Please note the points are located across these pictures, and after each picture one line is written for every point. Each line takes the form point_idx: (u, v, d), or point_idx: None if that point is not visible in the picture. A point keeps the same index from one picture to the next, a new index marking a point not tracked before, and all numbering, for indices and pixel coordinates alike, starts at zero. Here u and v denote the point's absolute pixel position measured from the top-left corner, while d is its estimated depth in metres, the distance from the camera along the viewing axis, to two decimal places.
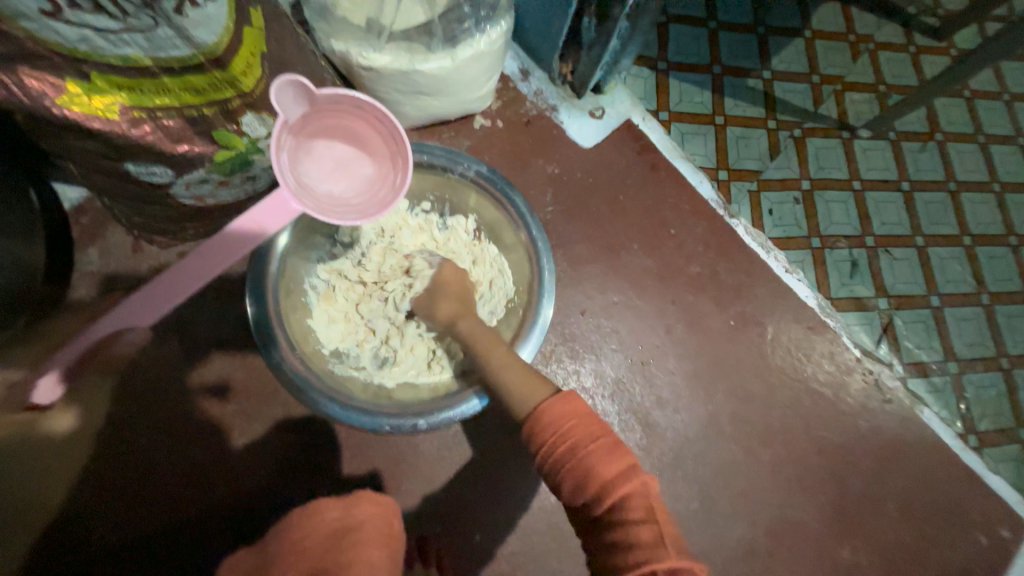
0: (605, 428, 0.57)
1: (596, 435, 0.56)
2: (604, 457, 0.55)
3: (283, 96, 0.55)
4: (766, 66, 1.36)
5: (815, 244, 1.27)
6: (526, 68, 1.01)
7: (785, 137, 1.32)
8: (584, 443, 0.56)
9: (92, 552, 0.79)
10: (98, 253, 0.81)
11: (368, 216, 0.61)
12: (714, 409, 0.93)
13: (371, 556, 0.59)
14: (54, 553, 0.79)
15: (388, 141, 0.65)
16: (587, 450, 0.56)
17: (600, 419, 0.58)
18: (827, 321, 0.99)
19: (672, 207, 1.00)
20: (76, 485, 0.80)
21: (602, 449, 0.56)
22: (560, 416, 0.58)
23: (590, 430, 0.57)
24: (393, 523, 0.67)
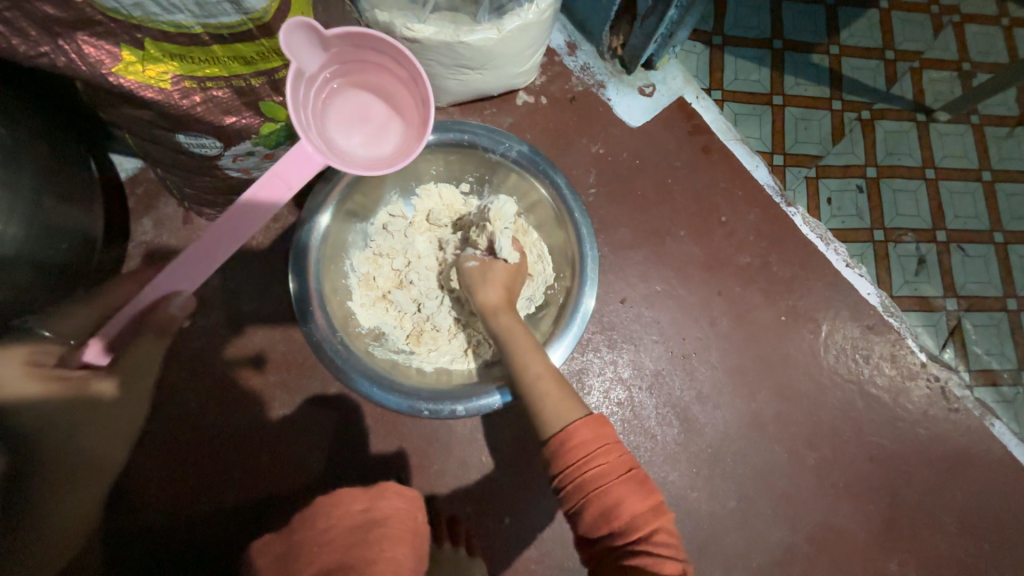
0: (634, 463, 0.57)
1: (626, 467, 0.56)
2: (633, 490, 0.55)
3: (295, 44, 0.53)
4: (835, 40, 1.24)
5: (878, 237, 1.17)
6: (573, 41, 0.96)
7: (851, 119, 1.22)
8: (613, 475, 0.55)
9: (146, 511, 0.84)
10: (151, 222, 0.83)
11: (395, 164, 0.61)
12: (757, 408, 0.88)
13: (398, 555, 0.59)
14: (112, 509, 0.83)
15: (408, 86, 0.64)
16: (617, 481, 0.55)
17: (628, 451, 0.58)
18: (890, 320, 0.92)
19: (723, 192, 0.94)
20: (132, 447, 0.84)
21: (632, 482, 0.55)
22: (596, 445, 0.56)
23: (619, 461, 0.56)
24: (417, 519, 0.66)
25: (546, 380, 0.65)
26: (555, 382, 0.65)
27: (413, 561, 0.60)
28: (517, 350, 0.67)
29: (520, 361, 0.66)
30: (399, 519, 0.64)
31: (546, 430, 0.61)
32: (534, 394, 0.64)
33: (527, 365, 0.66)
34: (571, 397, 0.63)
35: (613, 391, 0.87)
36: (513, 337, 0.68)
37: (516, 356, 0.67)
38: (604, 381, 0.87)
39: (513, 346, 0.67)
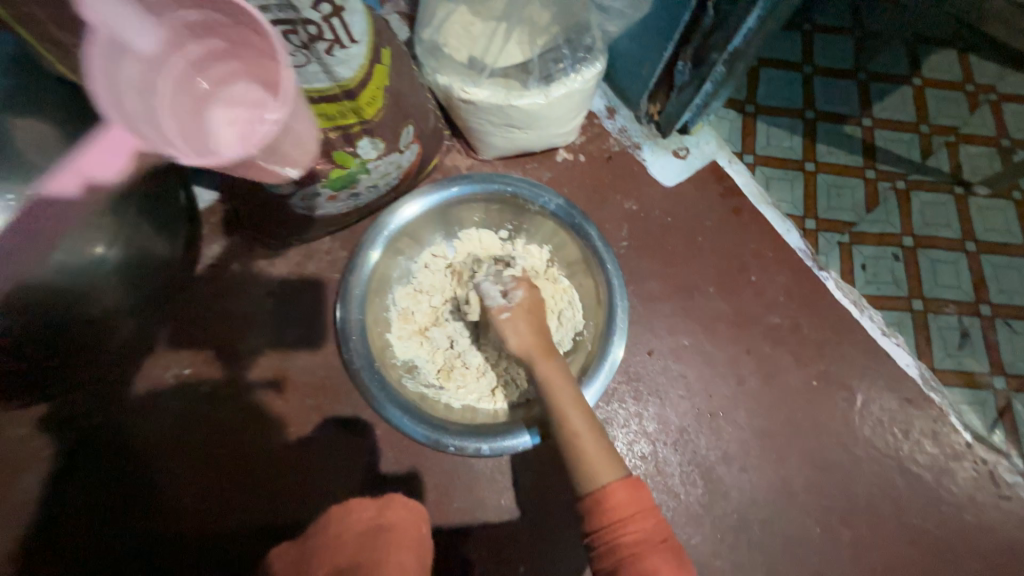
0: (668, 533, 0.57)
1: (660, 538, 0.56)
2: (667, 562, 0.55)
3: (103, 68, 0.39)
4: (867, 113, 1.28)
5: (916, 307, 1.15)
6: (612, 106, 1.04)
7: (885, 189, 1.23)
8: (645, 545, 0.56)
9: (161, 538, 0.82)
10: (219, 248, 0.91)
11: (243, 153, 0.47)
12: (787, 475, 0.85)
13: (404, 560, 0.59)
14: (137, 519, 0.83)
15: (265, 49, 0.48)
16: (650, 553, 0.55)
17: (663, 520, 0.58)
18: (930, 394, 0.89)
19: (754, 253, 0.96)
20: (162, 468, 0.84)
21: (667, 554, 0.55)
22: (632, 510, 0.58)
23: (653, 531, 0.57)
24: (423, 530, 0.66)
25: (586, 439, 0.62)
26: (596, 440, 0.63)
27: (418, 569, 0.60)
28: (559, 407, 0.64)
29: (561, 416, 0.64)
30: (403, 528, 0.63)
31: (583, 489, 0.61)
32: (575, 453, 0.62)
33: (568, 422, 0.63)
34: (611, 453, 0.63)
35: (636, 444, 0.86)
36: (555, 392, 0.65)
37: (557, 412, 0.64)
38: (628, 433, 0.86)
39: (551, 401, 0.65)
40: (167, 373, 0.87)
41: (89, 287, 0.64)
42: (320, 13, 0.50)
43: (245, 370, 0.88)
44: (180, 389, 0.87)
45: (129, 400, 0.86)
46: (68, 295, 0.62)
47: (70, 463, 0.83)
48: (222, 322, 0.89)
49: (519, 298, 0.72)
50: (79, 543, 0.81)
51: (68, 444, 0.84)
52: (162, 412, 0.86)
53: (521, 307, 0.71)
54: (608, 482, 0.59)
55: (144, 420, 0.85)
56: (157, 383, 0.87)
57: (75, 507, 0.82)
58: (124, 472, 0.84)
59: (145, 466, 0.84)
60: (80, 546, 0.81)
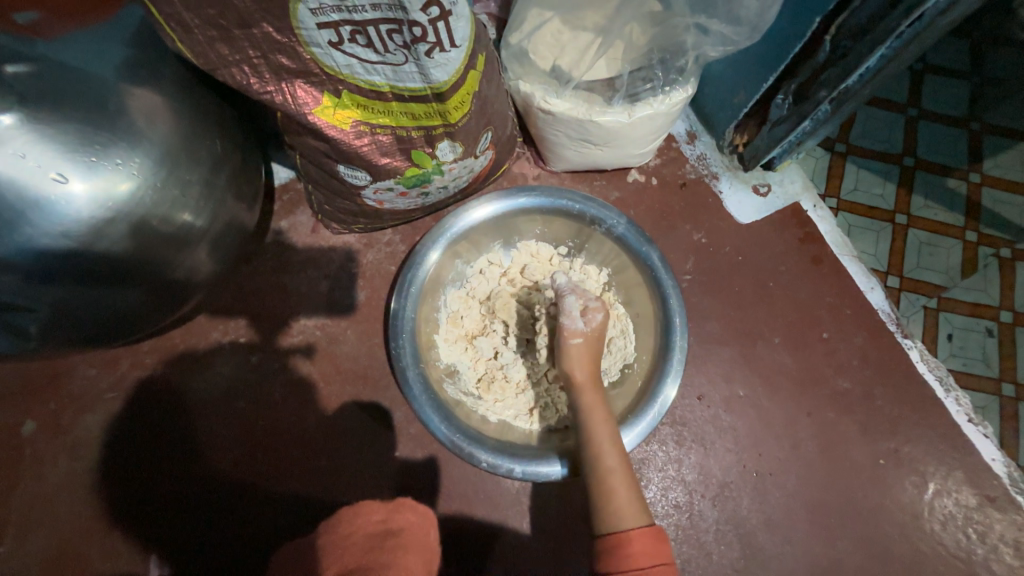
0: None
1: None
2: None
3: None
4: (978, 168, 1.16)
5: (1008, 393, 1.02)
6: (693, 131, 0.99)
7: (988, 255, 1.11)
8: None
9: (201, 493, 0.86)
10: (286, 225, 0.94)
11: None
12: (835, 556, 0.78)
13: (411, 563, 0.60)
14: (180, 469, 0.87)
15: None
16: None
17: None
18: (1017, 497, 0.79)
19: (831, 308, 0.88)
20: (209, 426, 0.88)
21: None
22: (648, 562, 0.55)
23: None
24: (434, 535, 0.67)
25: (616, 478, 0.62)
26: (626, 481, 0.61)
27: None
28: (592, 440, 0.64)
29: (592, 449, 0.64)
30: (413, 531, 0.64)
31: (602, 526, 0.59)
32: (599, 487, 0.61)
33: (601, 458, 0.63)
34: (638, 500, 0.60)
35: (672, 491, 0.81)
36: (591, 420, 0.65)
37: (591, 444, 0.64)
38: (664, 478, 0.82)
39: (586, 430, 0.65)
40: (226, 339, 0.90)
41: (169, 252, 0.66)
42: (427, 15, 0.49)
43: (293, 347, 0.90)
44: (233, 354, 0.90)
45: (187, 359, 0.90)
46: (150, 257, 0.64)
47: (130, 410, 0.88)
48: (279, 297, 0.92)
49: (594, 323, 0.70)
50: (128, 486, 0.86)
51: (130, 392, 0.89)
52: (215, 375, 0.89)
53: (593, 335, 0.69)
54: (630, 527, 0.57)
55: (197, 378, 0.89)
56: (213, 345, 0.90)
57: (127, 447, 0.87)
58: (175, 426, 0.88)
59: (194, 423, 0.88)
60: (128, 488, 0.86)
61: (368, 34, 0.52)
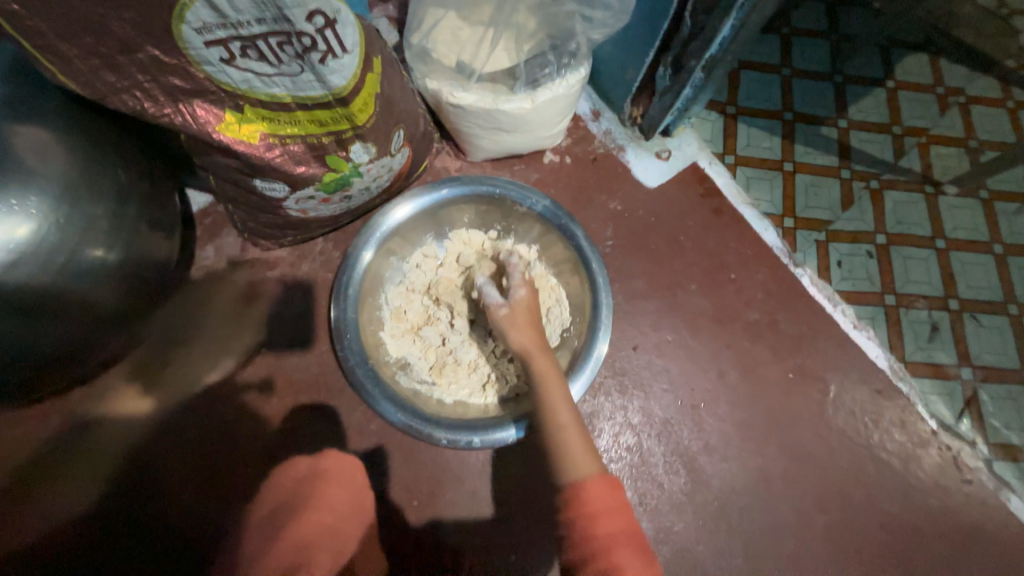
0: (633, 526, 0.60)
1: (627, 531, 0.59)
2: (634, 555, 0.57)
3: None
4: (843, 115, 1.33)
5: (889, 302, 1.20)
6: (597, 109, 1.07)
7: (860, 188, 1.28)
8: (614, 537, 0.58)
9: (163, 538, 0.83)
10: (212, 250, 0.93)
11: None
12: (765, 464, 0.90)
13: (335, 498, 0.75)
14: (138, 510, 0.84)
15: None
16: (617, 544, 0.58)
17: (632, 516, 0.61)
18: (899, 384, 0.95)
19: (734, 251, 1.00)
20: (161, 466, 0.85)
21: (633, 547, 0.58)
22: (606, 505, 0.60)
23: (621, 524, 0.60)
24: (394, 478, 0.70)
25: (571, 431, 0.67)
26: (580, 434, 0.68)
27: (343, 504, 0.75)
28: (547, 400, 0.69)
29: (547, 408, 0.69)
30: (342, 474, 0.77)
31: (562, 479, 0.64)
32: (559, 445, 0.67)
33: (556, 416, 0.68)
34: (591, 450, 0.67)
35: (623, 436, 0.89)
36: (545, 382, 0.70)
37: (546, 406, 0.69)
38: (614, 426, 0.90)
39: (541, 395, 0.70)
40: (166, 374, 0.88)
41: (80, 284, 0.64)
42: (313, 25, 0.53)
43: (240, 369, 0.89)
44: (176, 388, 0.88)
45: (128, 399, 0.87)
46: (61, 292, 0.63)
47: (73, 465, 0.85)
48: (216, 322, 0.91)
49: (519, 297, 0.77)
50: (84, 543, 0.83)
51: (70, 442, 0.86)
52: (161, 410, 0.87)
53: (522, 305, 0.76)
54: (588, 475, 0.63)
55: (142, 415, 0.87)
56: (153, 381, 0.88)
57: (77, 499, 0.84)
58: (125, 473, 0.85)
59: (145, 466, 0.85)
60: (84, 539, 0.83)
61: (258, 48, 0.53)
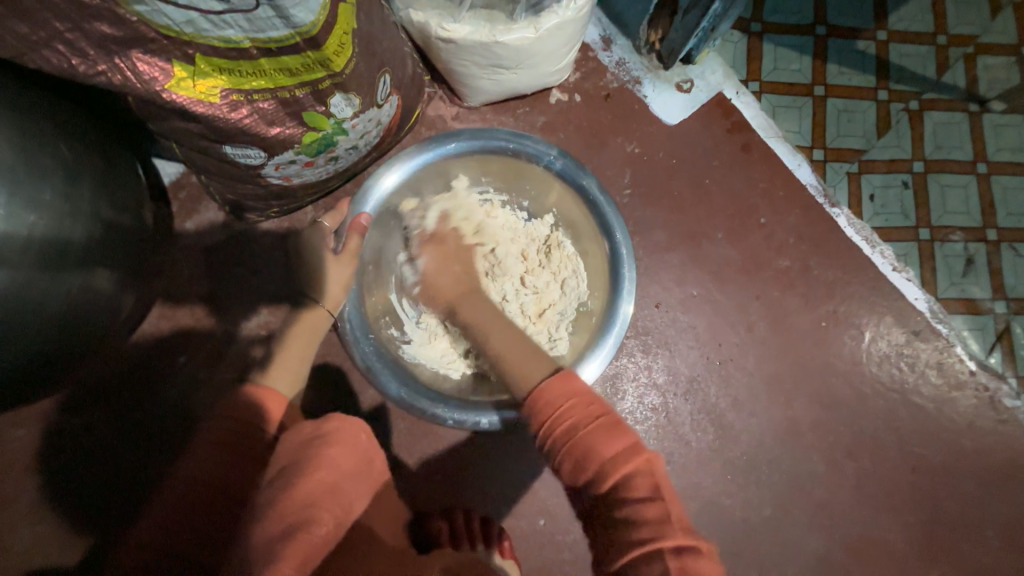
0: (606, 407, 0.52)
1: (595, 414, 0.51)
2: (603, 437, 0.49)
3: None
4: (882, 25, 1.17)
5: (923, 237, 1.12)
6: (607, 35, 0.93)
7: (898, 110, 1.16)
8: (583, 424, 0.50)
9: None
10: (194, 226, 0.86)
11: None
12: (794, 415, 0.87)
13: (337, 457, 0.57)
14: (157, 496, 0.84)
15: None
16: (586, 429, 0.50)
17: (598, 398, 0.53)
18: (938, 327, 0.89)
19: (763, 192, 0.91)
20: (175, 451, 0.85)
21: (601, 429, 0.50)
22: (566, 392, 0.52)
23: (589, 410, 0.51)
24: (364, 433, 0.63)
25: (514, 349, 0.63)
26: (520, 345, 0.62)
27: (349, 467, 0.58)
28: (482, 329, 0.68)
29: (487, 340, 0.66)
30: (340, 434, 0.60)
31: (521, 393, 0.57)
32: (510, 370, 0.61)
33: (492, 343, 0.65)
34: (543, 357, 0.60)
35: (647, 396, 0.86)
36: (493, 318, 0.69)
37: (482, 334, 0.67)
38: (638, 387, 0.87)
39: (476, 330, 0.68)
40: (165, 359, 0.85)
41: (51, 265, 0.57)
42: None
43: (243, 352, 0.86)
44: (180, 373, 0.85)
45: (133, 386, 0.85)
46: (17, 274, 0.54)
47: (85, 455, 0.84)
48: (211, 303, 0.86)
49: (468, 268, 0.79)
50: (112, 529, 0.84)
51: (80, 433, 0.85)
52: (168, 398, 0.85)
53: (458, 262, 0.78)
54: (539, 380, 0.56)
55: (149, 403, 0.85)
56: (156, 367, 0.85)
57: (97, 488, 0.84)
58: (139, 462, 0.85)
59: (155, 457, 0.85)
60: (112, 525, 0.84)
61: None
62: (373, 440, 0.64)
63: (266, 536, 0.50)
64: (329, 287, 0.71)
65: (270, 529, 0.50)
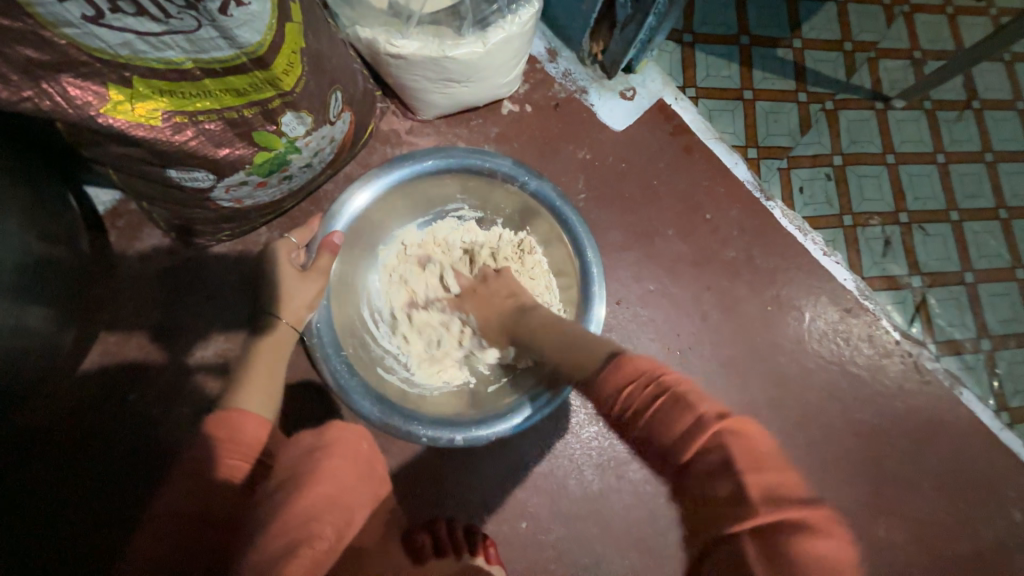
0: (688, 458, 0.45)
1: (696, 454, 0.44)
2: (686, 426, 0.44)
3: None
4: (797, 34, 1.29)
5: (847, 223, 1.23)
6: (552, 48, 0.97)
7: (817, 110, 1.27)
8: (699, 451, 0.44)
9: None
10: (135, 254, 0.82)
11: None
12: (751, 395, 0.93)
13: (338, 471, 0.57)
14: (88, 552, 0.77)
15: None
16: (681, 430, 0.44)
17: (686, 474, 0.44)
18: (866, 303, 0.99)
19: (706, 190, 0.97)
20: (117, 500, 0.78)
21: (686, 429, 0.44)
22: (623, 380, 0.47)
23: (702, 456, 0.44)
24: (365, 444, 0.65)
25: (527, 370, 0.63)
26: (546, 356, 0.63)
27: (350, 477, 0.58)
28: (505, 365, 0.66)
29: None
30: (342, 443, 0.60)
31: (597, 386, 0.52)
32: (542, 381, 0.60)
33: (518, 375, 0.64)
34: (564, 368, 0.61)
35: None
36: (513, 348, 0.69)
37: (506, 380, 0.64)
38: None
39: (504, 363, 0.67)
40: (112, 401, 0.80)
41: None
42: None
43: (197, 383, 0.81)
44: (124, 412, 0.80)
45: (66, 433, 0.78)
46: None
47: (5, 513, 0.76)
48: (160, 335, 0.81)
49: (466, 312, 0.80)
50: None
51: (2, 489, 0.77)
52: (108, 441, 0.79)
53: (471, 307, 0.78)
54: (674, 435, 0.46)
55: (83, 449, 0.78)
56: (97, 408, 0.79)
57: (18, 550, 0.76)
58: (68, 515, 0.77)
59: (87, 508, 0.78)
60: None
61: None
62: (371, 451, 0.65)
63: (263, 555, 0.47)
64: (292, 301, 0.70)
65: (268, 547, 0.48)
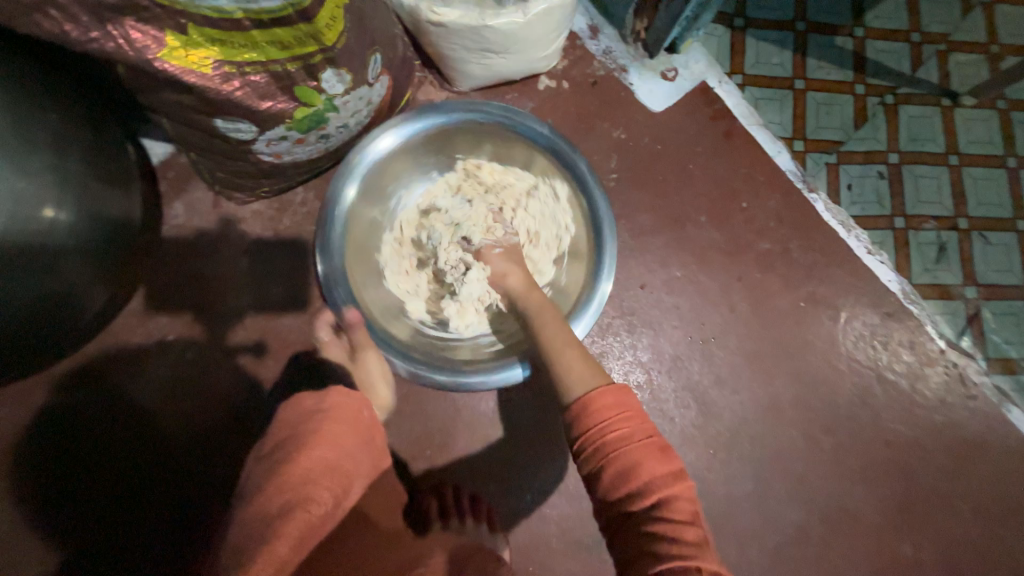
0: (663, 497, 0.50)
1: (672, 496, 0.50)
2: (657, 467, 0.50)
3: None
4: (860, 22, 1.21)
5: (898, 225, 1.16)
6: (595, 24, 0.95)
7: (875, 103, 1.20)
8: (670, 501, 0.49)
9: (165, 503, 0.84)
10: (182, 206, 0.87)
11: None
12: (775, 392, 0.90)
13: (340, 435, 0.59)
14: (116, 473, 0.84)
15: None
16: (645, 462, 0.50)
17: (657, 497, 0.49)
18: (910, 307, 0.93)
19: (744, 177, 0.94)
20: (142, 430, 0.85)
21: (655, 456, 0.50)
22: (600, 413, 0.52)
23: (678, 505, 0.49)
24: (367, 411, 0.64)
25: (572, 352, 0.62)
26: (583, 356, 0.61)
27: (351, 443, 0.60)
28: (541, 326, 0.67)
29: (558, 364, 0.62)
30: (344, 409, 0.61)
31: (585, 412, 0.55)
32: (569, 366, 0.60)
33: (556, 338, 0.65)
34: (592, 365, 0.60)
35: (632, 373, 0.89)
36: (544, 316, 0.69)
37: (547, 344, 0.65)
38: (623, 364, 0.89)
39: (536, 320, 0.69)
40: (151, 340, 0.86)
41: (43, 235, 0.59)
42: None
43: (230, 331, 0.86)
44: (162, 352, 0.86)
45: (105, 364, 0.85)
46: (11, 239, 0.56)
47: (49, 430, 0.84)
48: (200, 284, 0.86)
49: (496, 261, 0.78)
50: (69, 505, 0.84)
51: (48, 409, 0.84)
52: (143, 376, 0.85)
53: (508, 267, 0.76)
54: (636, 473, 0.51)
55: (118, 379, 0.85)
56: (140, 347, 0.86)
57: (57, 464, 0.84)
58: (100, 437, 0.85)
59: (117, 434, 0.85)
60: (69, 501, 0.84)
61: None
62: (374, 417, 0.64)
63: (266, 508, 0.52)
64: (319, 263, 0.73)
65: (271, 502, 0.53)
